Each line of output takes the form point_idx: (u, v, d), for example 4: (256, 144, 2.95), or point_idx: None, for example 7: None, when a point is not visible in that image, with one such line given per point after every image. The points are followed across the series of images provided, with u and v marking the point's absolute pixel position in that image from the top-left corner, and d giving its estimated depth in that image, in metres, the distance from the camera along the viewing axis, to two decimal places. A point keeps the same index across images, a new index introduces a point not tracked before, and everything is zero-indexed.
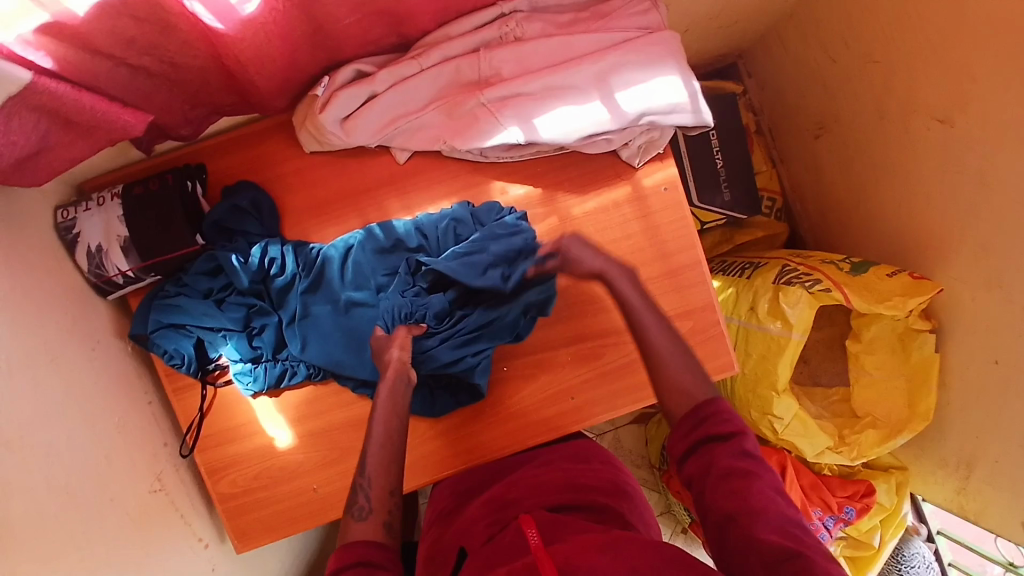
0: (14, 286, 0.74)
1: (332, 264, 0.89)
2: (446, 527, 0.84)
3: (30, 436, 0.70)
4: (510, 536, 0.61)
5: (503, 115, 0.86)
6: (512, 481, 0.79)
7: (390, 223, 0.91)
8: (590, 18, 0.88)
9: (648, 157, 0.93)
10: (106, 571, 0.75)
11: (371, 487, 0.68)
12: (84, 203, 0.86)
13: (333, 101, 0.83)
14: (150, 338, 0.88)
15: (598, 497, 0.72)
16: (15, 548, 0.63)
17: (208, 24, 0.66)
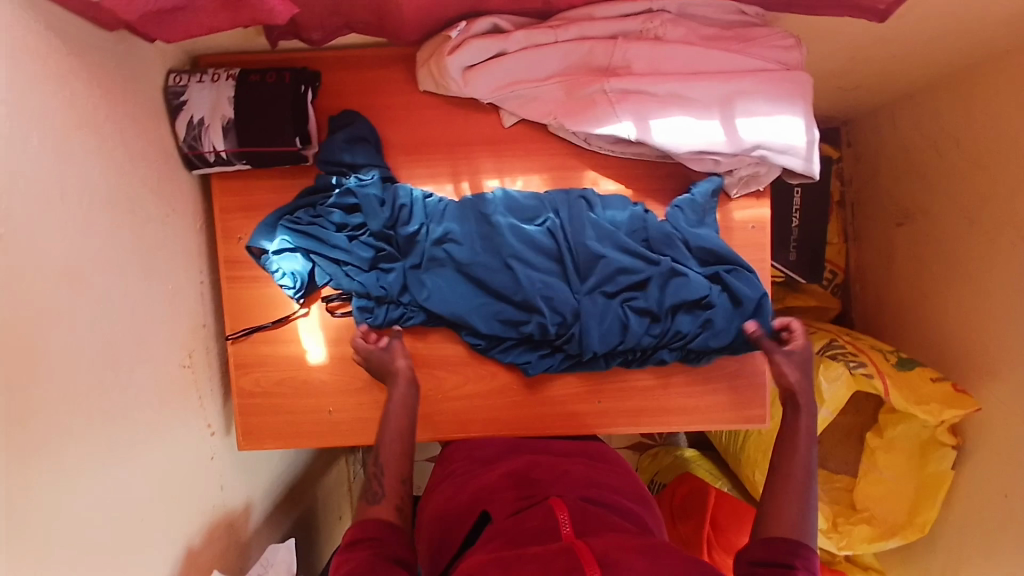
0: (115, 130, 0.76)
1: (443, 216, 0.90)
2: (456, 487, 0.86)
3: (90, 274, 0.71)
4: (540, 513, 0.69)
5: (621, 108, 0.85)
6: (534, 461, 0.85)
7: (512, 193, 0.91)
8: (732, 39, 0.87)
9: (745, 191, 0.93)
10: (123, 424, 0.76)
11: (385, 476, 0.71)
12: (198, 74, 0.87)
13: (463, 48, 0.83)
14: (267, 256, 0.90)
15: (618, 497, 0.78)
16: (47, 373, 0.64)
17: None
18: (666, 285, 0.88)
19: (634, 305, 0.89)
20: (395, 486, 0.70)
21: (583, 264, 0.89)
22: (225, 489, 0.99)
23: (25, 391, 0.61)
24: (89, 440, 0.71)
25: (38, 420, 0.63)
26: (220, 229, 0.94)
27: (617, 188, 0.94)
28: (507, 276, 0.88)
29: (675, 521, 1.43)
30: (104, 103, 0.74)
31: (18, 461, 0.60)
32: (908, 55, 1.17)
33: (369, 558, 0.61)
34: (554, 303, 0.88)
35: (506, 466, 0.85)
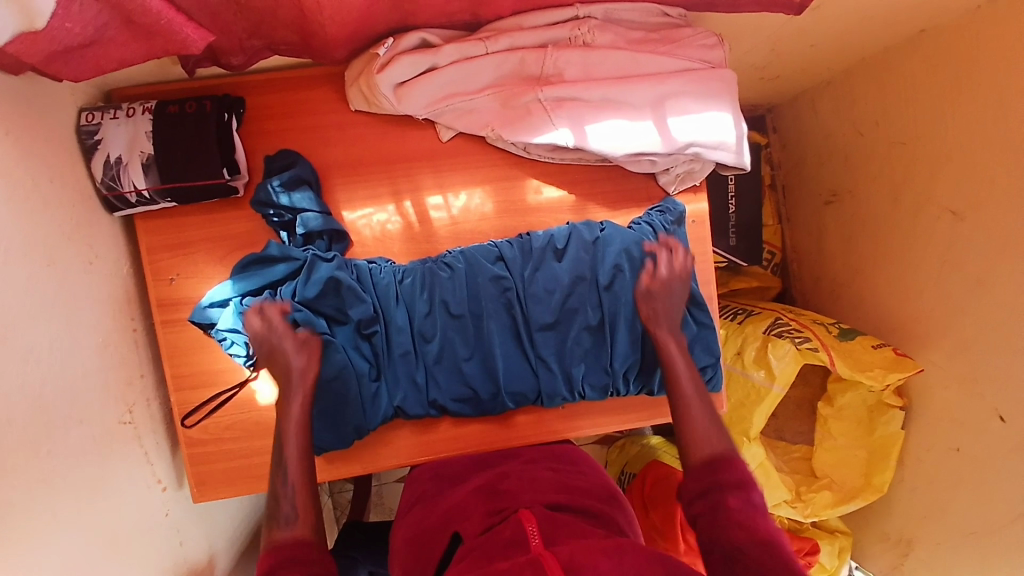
0: (27, 179, 0.71)
1: (399, 298, 0.88)
2: (427, 511, 0.85)
3: (13, 337, 0.66)
4: (511, 530, 0.67)
5: (556, 115, 0.86)
6: (503, 474, 0.84)
7: (469, 249, 0.90)
8: (659, 41, 0.89)
9: (683, 187, 0.95)
10: (67, 493, 0.71)
11: (296, 493, 0.67)
12: (111, 110, 0.82)
13: (393, 65, 0.82)
14: (215, 329, 0.85)
15: (590, 501, 0.78)
16: None
17: None
18: (623, 348, 0.89)
19: (596, 376, 0.90)
20: (306, 501, 0.67)
21: (543, 340, 0.89)
22: (185, 544, 0.94)
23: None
24: (33, 517, 0.65)
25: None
26: (150, 271, 0.89)
27: (559, 195, 0.94)
28: (476, 377, 0.89)
29: (647, 509, 1.46)
30: (14, 152, 0.69)
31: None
32: (824, 44, 1.23)
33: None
34: (517, 394, 0.90)
35: (475, 482, 0.85)
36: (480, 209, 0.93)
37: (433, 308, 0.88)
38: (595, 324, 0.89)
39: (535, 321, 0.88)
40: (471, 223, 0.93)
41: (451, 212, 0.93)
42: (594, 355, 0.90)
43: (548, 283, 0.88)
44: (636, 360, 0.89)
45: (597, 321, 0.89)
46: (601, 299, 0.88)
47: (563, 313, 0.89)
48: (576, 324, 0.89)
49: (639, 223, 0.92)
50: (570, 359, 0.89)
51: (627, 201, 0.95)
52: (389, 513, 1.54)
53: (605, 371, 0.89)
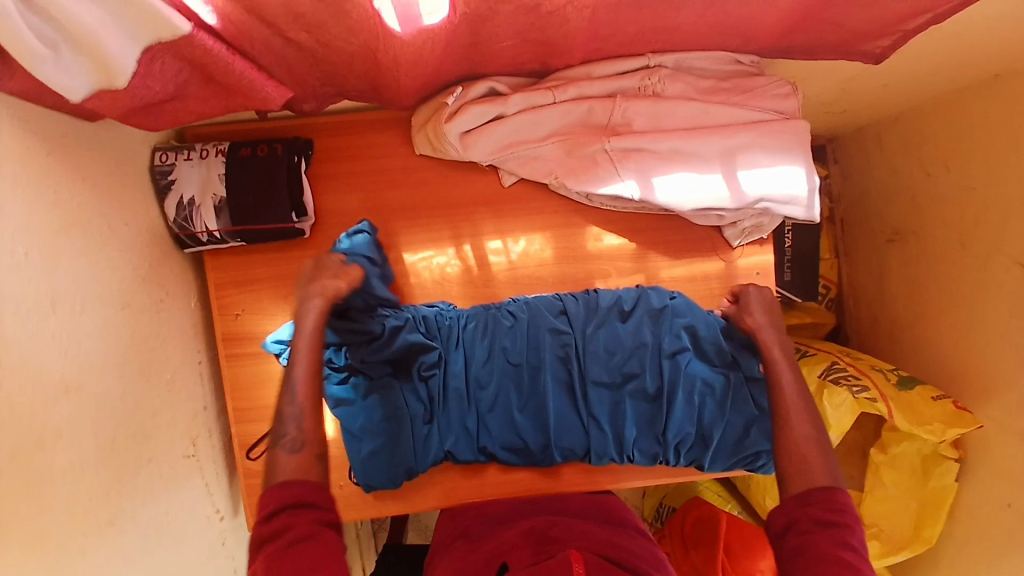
0: (104, 225, 0.74)
1: (459, 344, 0.88)
2: (469, 547, 0.84)
3: (89, 384, 0.68)
4: (558, 560, 0.68)
5: (623, 166, 0.84)
6: (554, 521, 0.84)
7: (530, 300, 0.90)
8: (731, 90, 0.85)
9: (748, 240, 0.92)
10: (132, 529, 0.73)
11: (302, 420, 0.67)
12: (185, 151, 0.84)
13: (461, 114, 0.82)
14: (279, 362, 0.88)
15: (641, 562, 0.76)
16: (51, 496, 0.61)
17: (387, 24, 0.62)
18: (679, 420, 0.86)
19: (649, 442, 0.88)
20: (316, 432, 0.67)
21: (597, 398, 0.87)
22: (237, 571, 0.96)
23: (32, 528, 0.58)
24: (104, 555, 0.68)
25: (51, 551, 0.60)
26: (216, 306, 0.91)
27: (621, 243, 0.93)
28: (527, 427, 0.88)
29: (687, 547, 1.44)
30: (91, 198, 0.71)
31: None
32: (896, 84, 1.19)
33: (307, 523, 0.60)
34: (567, 446, 0.88)
35: (523, 525, 0.84)
36: (539, 255, 0.92)
37: (493, 355, 0.88)
38: (653, 390, 0.87)
39: (592, 374, 0.87)
40: (530, 269, 0.93)
41: (510, 256, 0.92)
42: (648, 422, 0.88)
43: (608, 340, 0.88)
44: (689, 434, 0.87)
45: (655, 388, 0.87)
46: (661, 365, 0.87)
47: (621, 375, 0.88)
48: (631, 389, 0.88)
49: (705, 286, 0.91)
50: (625, 419, 0.87)
51: (690, 251, 0.94)
52: (427, 534, 1.55)
53: (657, 440, 0.87)
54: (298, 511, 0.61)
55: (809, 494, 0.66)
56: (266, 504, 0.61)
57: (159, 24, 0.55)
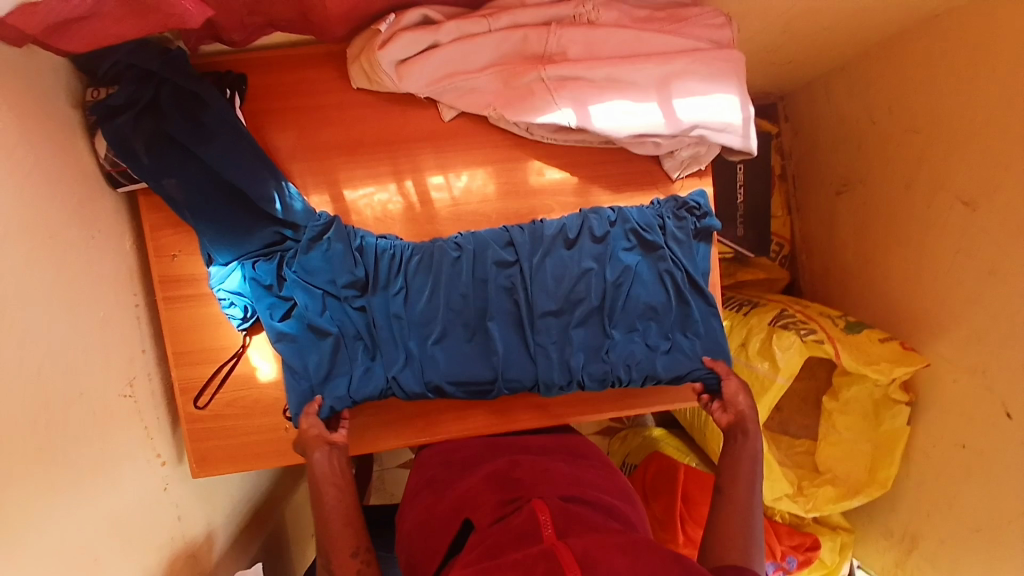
0: (29, 153, 0.72)
1: (401, 272, 0.88)
2: (438, 494, 0.85)
3: (12, 310, 0.67)
4: (524, 517, 0.68)
5: (559, 95, 0.84)
6: (515, 462, 0.84)
7: (478, 231, 0.90)
8: (665, 19, 0.88)
9: (688, 172, 0.93)
10: (63, 464, 0.72)
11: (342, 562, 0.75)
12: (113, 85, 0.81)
13: (395, 41, 0.81)
14: (216, 288, 0.87)
15: (604, 498, 0.78)
16: None
17: None
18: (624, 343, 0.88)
19: (597, 369, 0.88)
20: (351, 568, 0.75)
21: (544, 327, 0.88)
22: (183, 519, 0.94)
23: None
24: (31, 484, 0.67)
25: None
26: (151, 248, 0.88)
27: (562, 176, 0.92)
28: (476, 360, 0.88)
29: (647, 499, 1.45)
30: (16, 127, 0.69)
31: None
32: (836, 30, 1.22)
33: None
34: (515, 378, 0.88)
35: (485, 469, 0.84)
36: (482, 190, 0.91)
37: (444, 292, 0.87)
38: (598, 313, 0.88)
39: (537, 303, 0.87)
40: (472, 205, 0.92)
41: (453, 192, 0.91)
42: (595, 347, 0.88)
43: (552, 267, 0.88)
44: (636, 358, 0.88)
45: (599, 311, 0.89)
46: (608, 289, 0.88)
47: (568, 300, 0.88)
48: (579, 314, 0.88)
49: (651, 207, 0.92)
50: (570, 349, 0.88)
51: (630, 185, 0.93)
52: (391, 497, 1.56)
53: (604, 364, 0.88)
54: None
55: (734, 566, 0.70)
56: None
57: None
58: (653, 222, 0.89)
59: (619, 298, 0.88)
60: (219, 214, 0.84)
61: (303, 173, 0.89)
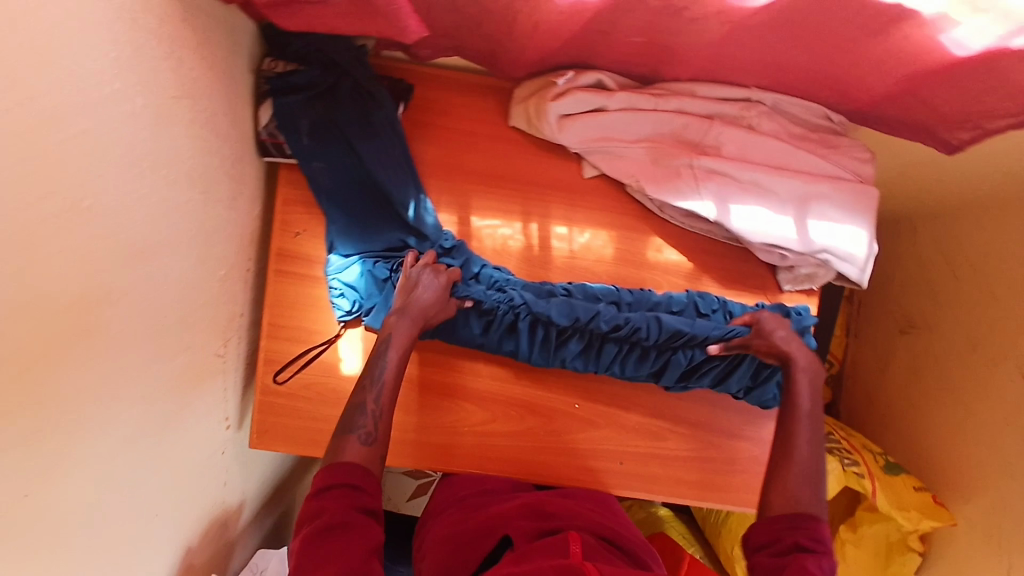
0: (207, 107, 0.73)
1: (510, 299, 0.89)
2: (471, 513, 0.86)
3: (157, 251, 0.65)
4: (556, 541, 0.72)
5: (704, 186, 0.87)
6: (551, 498, 0.87)
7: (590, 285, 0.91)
8: (816, 141, 0.90)
9: (798, 287, 0.95)
10: (150, 418, 0.69)
11: (380, 419, 0.75)
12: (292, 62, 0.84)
13: (567, 97, 0.85)
14: (330, 277, 0.88)
15: (635, 548, 0.80)
16: (93, 367, 0.57)
17: None
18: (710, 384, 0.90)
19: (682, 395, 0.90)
20: (384, 435, 0.74)
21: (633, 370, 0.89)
22: (227, 486, 0.93)
23: (55, 392, 0.53)
24: (117, 433, 0.64)
25: (75, 416, 0.56)
26: (278, 220, 0.89)
27: (679, 260, 0.93)
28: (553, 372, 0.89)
29: None
30: (205, 76, 0.71)
31: (51, 454, 0.54)
32: (948, 182, 1.25)
33: (344, 507, 0.66)
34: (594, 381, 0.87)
35: (521, 499, 0.87)
36: (600, 251, 0.93)
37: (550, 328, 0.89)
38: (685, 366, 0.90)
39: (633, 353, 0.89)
40: (587, 262, 0.93)
41: (573, 245, 0.93)
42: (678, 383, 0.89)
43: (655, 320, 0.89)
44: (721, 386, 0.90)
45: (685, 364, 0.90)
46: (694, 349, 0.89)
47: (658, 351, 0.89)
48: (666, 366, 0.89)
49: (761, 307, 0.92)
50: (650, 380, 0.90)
51: (741, 284, 0.95)
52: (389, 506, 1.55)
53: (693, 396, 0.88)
54: (339, 494, 0.67)
55: (796, 516, 0.67)
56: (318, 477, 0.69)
57: None
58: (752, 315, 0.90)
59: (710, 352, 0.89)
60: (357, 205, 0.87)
61: (440, 190, 0.91)
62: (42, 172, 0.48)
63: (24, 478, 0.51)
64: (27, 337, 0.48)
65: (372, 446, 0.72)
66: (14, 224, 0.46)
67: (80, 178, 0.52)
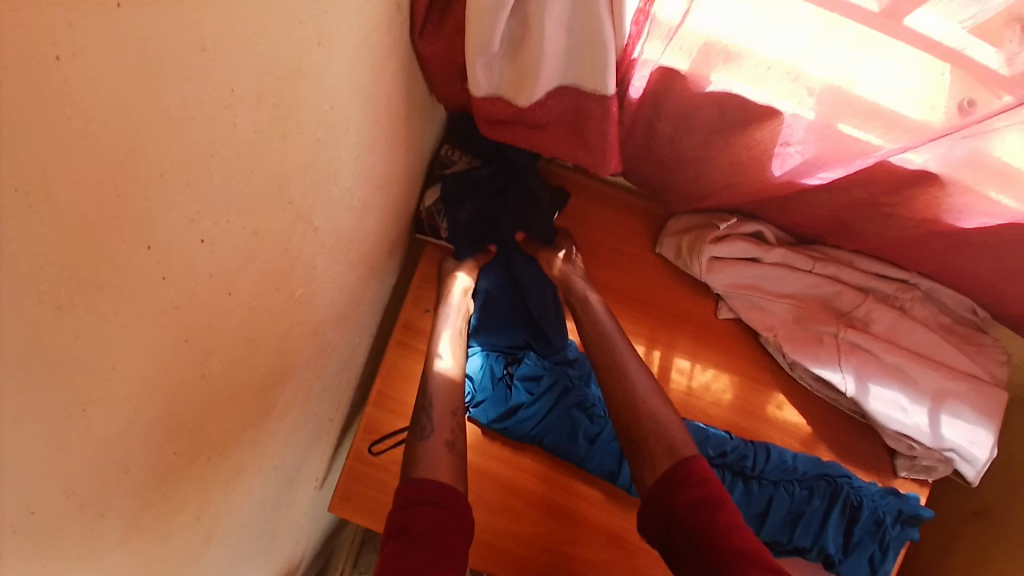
0: (397, 190, 0.74)
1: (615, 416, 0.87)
2: None
3: (325, 328, 0.65)
4: None
5: (847, 360, 0.85)
6: None
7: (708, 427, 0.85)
8: (967, 338, 0.88)
9: (915, 475, 0.90)
10: (269, 491, 0.67)
11: (435, 411, 0.69)
12: (468, 157, 0.89)
13: (727, 242, 0.85)
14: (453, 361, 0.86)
15: None
16: (251, 447, 0.56)
17: (771, 166, 0.65)
18: (813, 545, 0.83)
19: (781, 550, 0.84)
20: (445, 421, 0.68)
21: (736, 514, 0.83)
22: (295, 547, 0.89)
23: (223, 473, 0.52)
24: (247, 510, 0.61)
25: (225, 497, 0.54)
26: (414, 294, 0.92)
27: (798, 421, 0.90)
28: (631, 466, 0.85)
29: None
30: (404, 164, 0.73)
31: (200, 541, 0.52)
32: None
33: (430, 519, 0.55)
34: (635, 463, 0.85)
35: None
36: (719, 394, 0.89)
37: None
38: (789, 516, 0.84)
39: (744, 495, 0.83)
40: (703, 403, 0.88)
41: (691, 381, 0.89)
42: (777, 530, 0.83)
43: (765, 461, 0.85)
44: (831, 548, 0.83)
45: (789, 516, 0.84)
46: (800, 502, 0.84)
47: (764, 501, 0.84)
48: (769, 515, 0.83)
49: (877, 490, 0.87)
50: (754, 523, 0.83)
51: (858, 463, 0.90)
52: None
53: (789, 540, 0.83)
54: (426, 504, 0.56)
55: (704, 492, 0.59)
56: (412, 488, 0.58)
57: (597, 80, 0.57)
58: (865, 487, 0.87)
59: (814, 503, 0.84)
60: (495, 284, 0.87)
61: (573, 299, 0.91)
62: (282, 268, 0.48)
63: (179, 568, 0.49)
64: (222, 424, 0.48)
65: (435, 434, 0.66)
66: (249, 320, 0.46)
67: (302, 272, 0.53)
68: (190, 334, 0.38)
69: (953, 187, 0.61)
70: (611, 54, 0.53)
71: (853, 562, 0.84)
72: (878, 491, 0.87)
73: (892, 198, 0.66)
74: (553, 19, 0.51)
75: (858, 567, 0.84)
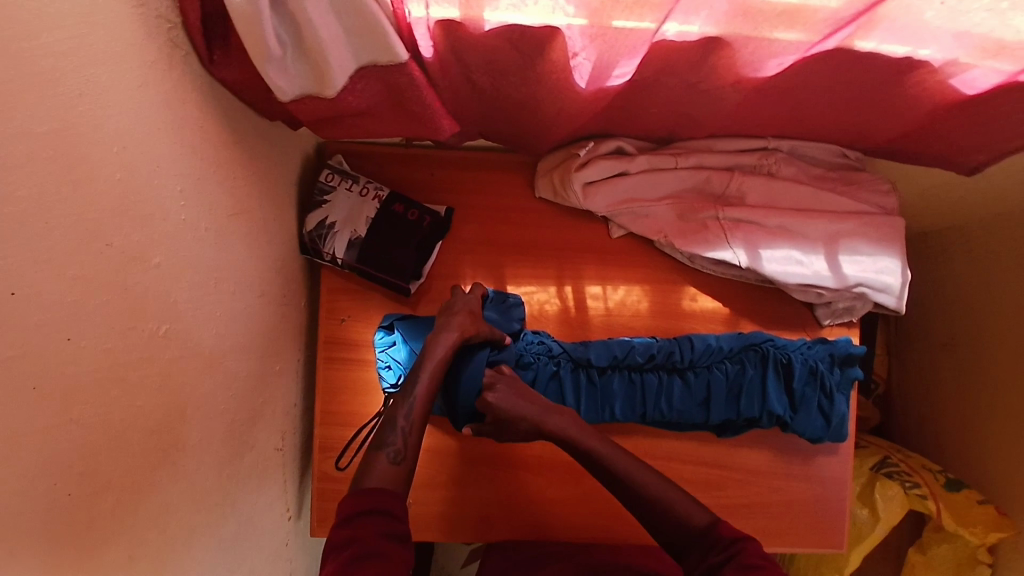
0: (262, 216, 0.78)
1: (551, 360, 0.91)
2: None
3: (225, 359, 0.68)
4: None
5: (733, 236, 0.90)
6: None
7: (630, 339, 0.92)
8: (839, 180, 0.93)
9: (838, 320, 0.95)
10: (226, 524, 0.71)
11: (411, 436, 0.74)
12: (350, 182, 0.93)
13: (591, 165, 0.89)
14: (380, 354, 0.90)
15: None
16: (177, 483, 0.59)
17: (580, 79, 0.69)
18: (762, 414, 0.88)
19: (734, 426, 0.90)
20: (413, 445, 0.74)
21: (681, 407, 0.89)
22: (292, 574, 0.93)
23: (150, 509, 0.55)
24: (203, 543, 0.65)
25: (167, 535, 0.58)
26: (325, 308, 0.94)
27: (714, 306, 0.95)
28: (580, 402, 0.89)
29: None
30: (258, 191, 0.76)
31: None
32: None
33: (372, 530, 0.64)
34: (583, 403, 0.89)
35: None
36: (635, 305, 0.95)
37: (596, 384, 0.90)
38: (731, 393, 0.89)
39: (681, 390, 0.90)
40: (623, 318, 0.95)
41: (607, 303, 0.95)
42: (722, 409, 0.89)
43: (692, 351, 0.90)
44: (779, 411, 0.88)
45: (732, 393, 0.89)
46: (738, 378, 0.89)
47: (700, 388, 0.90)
48: (709, 398, 0.89)
49: (805, 344, 0.92)
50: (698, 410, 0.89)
51: (779, 325, 0.96)
52: None
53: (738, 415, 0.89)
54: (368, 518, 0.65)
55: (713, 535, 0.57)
56: (344, 507, 0.66)
57: (384, 50, 0.60)
58: (796, 345, 0.91)
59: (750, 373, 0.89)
60: (400, 275, 0.90)
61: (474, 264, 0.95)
62: (131, 309, 0.51)
63: None
64: (123, 467, 0.51)
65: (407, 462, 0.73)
66: (109, 362, 0.49)
67: (163, 309, 0.56)
68: (38, 382, 0.42)
69: (738, 43, 0.65)
70: (385, 23, 0.57)
71: (802, 417, 0.89)
72: (807, 343, 0.92)
73: (699, 74, 0.70)
74: (315, 6, 0.55)
75: (809, 421, 0.89)
